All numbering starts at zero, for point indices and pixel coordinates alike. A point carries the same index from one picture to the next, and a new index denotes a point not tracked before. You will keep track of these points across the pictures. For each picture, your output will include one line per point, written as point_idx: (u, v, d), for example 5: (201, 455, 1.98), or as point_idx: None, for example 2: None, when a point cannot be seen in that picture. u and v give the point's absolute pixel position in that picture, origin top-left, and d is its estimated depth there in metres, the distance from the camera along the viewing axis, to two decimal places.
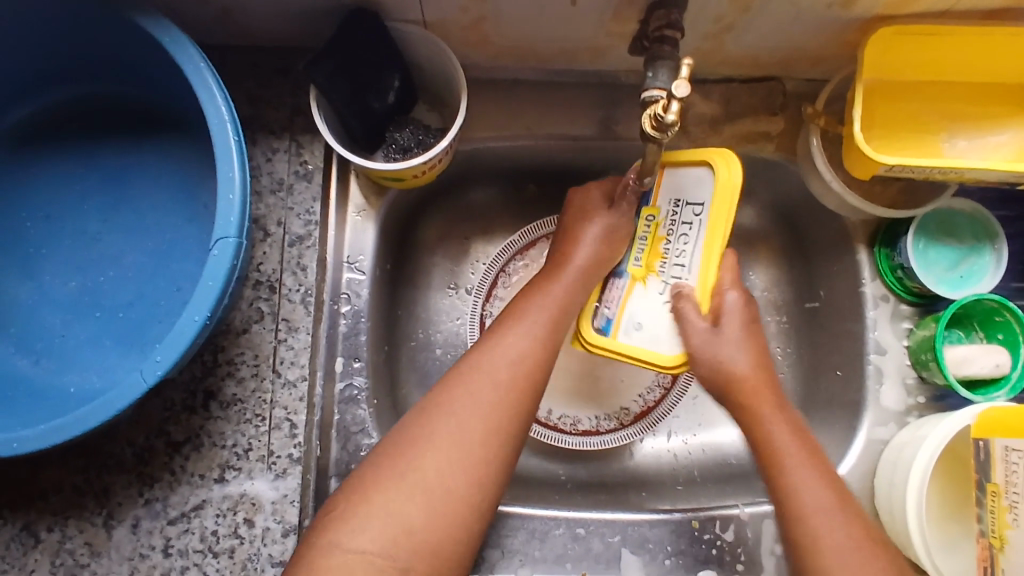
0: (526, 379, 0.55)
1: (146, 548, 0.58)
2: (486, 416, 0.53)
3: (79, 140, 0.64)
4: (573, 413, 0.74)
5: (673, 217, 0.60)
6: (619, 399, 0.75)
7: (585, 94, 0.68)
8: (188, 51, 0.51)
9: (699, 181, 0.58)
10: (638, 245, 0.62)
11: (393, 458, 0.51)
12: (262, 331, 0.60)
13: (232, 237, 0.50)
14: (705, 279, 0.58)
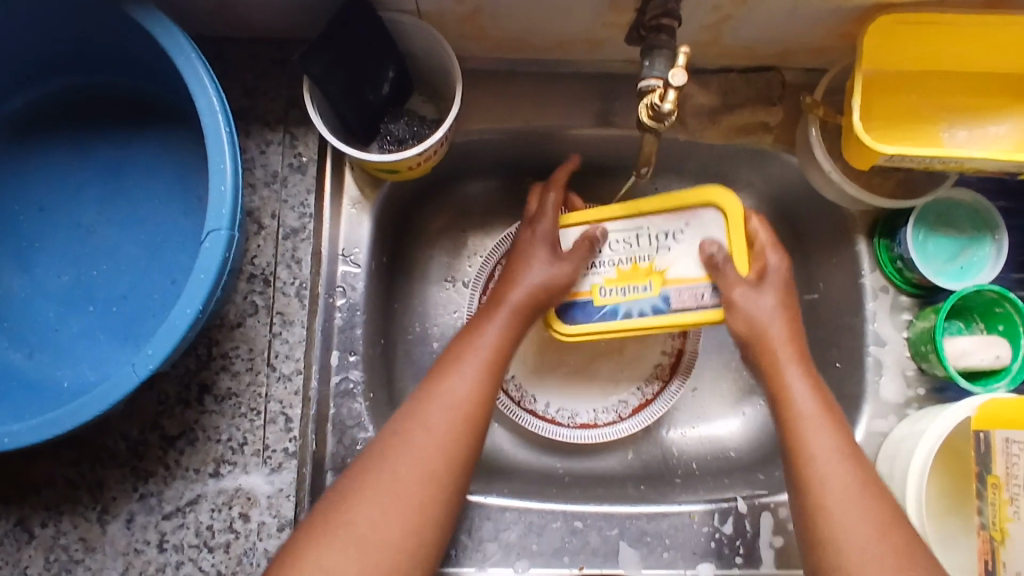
0: (464, 423, 0.55)
1: (140, 543, 0.58)
2: (422, 464, 0.53)
3: (72, 131, 0.64)
4: (571, 407, 0.74)
5: (601, 266, 0.64)
6: (617, 392, 0.74)
7: (583, 85, 0.68)
8: (179, 42, 0.51)
9: (576, 229, 0.65)
10: (630, 294, 0.63)
11: (331, 515, 0.51)
12: (256, 325, 0.60)
13: (225, 229, 0.50)
14: (703, 211, 0.62)
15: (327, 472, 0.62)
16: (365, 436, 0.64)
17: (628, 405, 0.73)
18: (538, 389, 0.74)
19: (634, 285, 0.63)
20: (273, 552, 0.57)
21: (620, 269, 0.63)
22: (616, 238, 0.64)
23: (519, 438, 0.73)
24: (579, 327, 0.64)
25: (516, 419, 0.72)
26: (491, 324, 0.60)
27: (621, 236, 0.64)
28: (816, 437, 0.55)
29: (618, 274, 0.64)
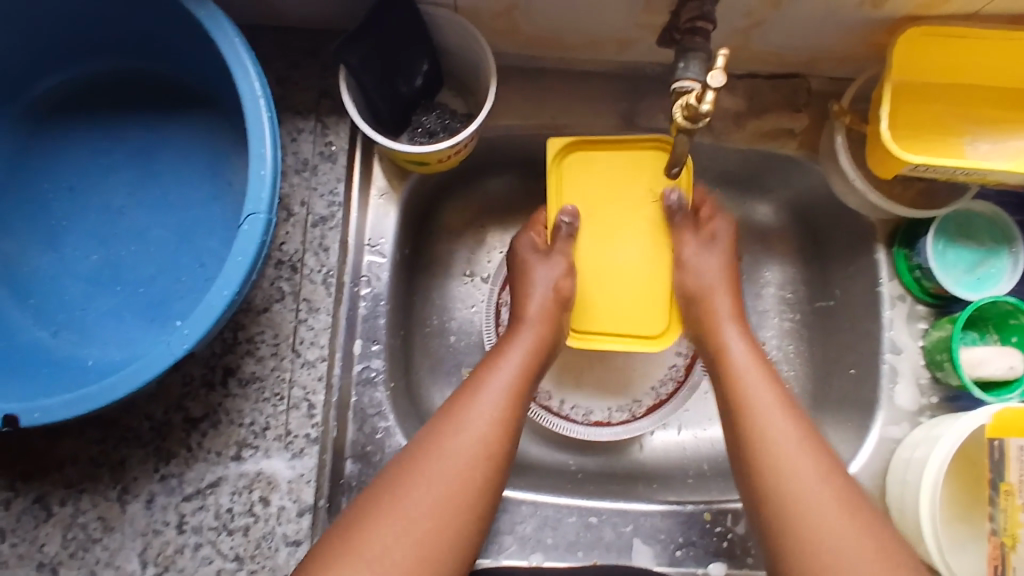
0: (504, 426, 0.57)
1: (160, 523, 0.58)
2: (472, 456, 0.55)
3: (103, 113, 0.64)
4: (585, 405, 0.75)
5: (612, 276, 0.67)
6: (631, 392, 0.76)
7: (610, 87, 0.68)
8: (221, 25, 0.51)
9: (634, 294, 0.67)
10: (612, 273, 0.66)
11: (417, 459, 0.55)
12: (283, 311, 0.60)
13: (263, 214, 0.50)
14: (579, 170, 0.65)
15: (347, 461, 0.63)
16: (384, 426, 0.64)
17: (641, 405, 0.75)
18: (552, 385, 0.75)
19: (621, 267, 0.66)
20: (292, 537, 0.58)
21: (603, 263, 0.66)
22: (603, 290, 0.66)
23: (534, 435, 0.74)
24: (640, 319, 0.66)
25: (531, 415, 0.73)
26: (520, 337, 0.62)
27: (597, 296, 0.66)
28: (770, 408, 0.57)
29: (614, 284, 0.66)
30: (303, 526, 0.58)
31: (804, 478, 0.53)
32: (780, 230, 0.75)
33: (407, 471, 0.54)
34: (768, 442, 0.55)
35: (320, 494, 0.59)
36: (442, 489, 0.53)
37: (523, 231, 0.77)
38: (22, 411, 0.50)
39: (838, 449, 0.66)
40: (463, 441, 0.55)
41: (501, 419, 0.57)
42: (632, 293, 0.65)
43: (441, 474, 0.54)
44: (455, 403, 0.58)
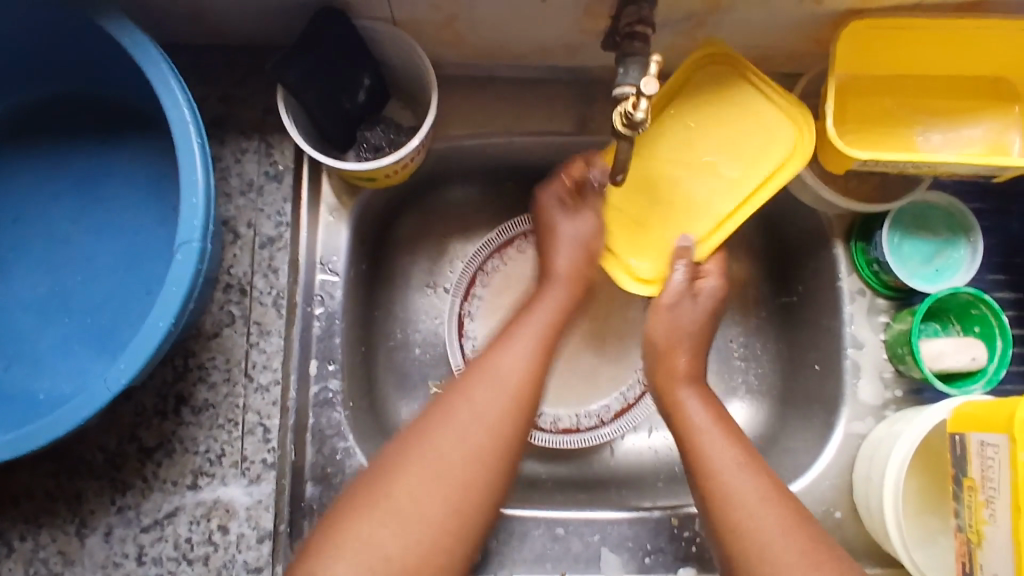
0: (515, 403, 0.55)
1: (120, 556, 0.57)
2: (486, 432, 0.53)
3: (45, 142, 0.63)
4: (553, 412, 0.74)
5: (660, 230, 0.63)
6: (600, 397, 0.75)
7: (561, 92, 0.68)
8: (148, 51, 0.50)
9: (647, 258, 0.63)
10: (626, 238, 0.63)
11: (408, 445, 0.53)
12: (233, 335, 0.59)
13: (197, 241, 0.49)
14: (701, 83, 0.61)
15: (307, 483, 0.62)
16: (345, 446, 0.63)
17: (609, 410, 0.74)
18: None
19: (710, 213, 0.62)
20: (253, 564, 0.57)
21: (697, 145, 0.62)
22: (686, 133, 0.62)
23: None
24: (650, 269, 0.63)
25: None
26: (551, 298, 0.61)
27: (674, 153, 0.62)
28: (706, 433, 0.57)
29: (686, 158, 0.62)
30: (263, 552, 0.57)
31: (763, 511, 0.52)
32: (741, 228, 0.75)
33: (416, 441, 0.53)
34: (722, 485, 0.54)
35: (280, 519, 0.59)
36: (448, 471, 0.51)
37: (482, 239, 0.76)
38: None
39: (805, 446, 0.66)
40: (469, 430, 0.53)
41: (524, 388, 0.55)
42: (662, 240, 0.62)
43: (448, 459, 0.52)
44: (457, 383, 0.56)
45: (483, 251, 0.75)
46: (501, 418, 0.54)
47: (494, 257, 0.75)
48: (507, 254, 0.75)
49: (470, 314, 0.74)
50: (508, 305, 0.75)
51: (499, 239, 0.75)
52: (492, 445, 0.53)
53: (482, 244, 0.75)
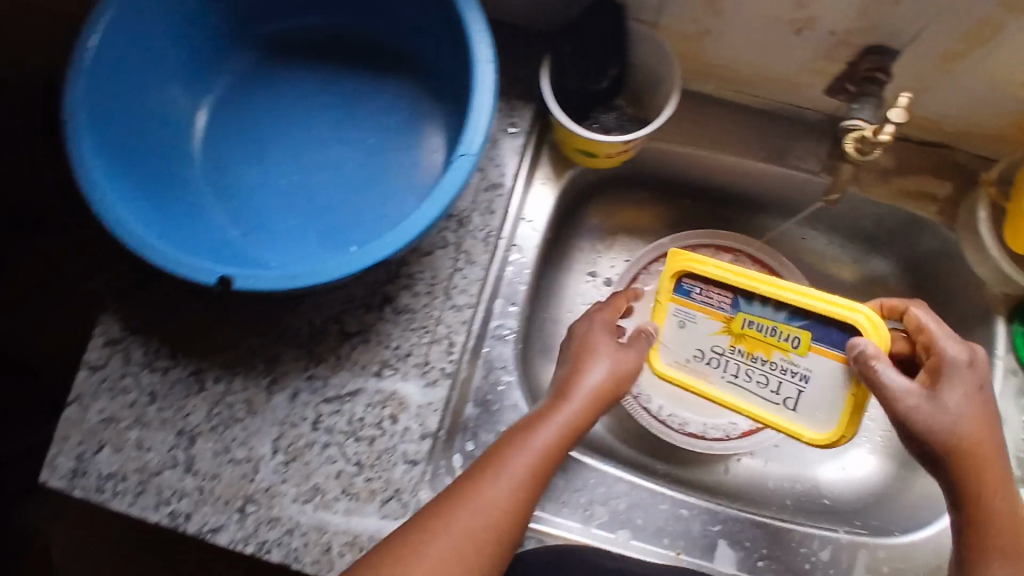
0: (518, 503, 0.56)
1: (298, 418, 0.64)
2: (498, 510, 0.55)
3: (318, 57, 0.71)
4: (681, 415, 0.78)
5: (778, 365, 0.65)
6: (728, 414, 0.78)
7: (770, 126, 0.73)
8: None
9: (826, 386, 0.65)
10: (769, 395, 0.66)
11: (449, 502, 0.55)
12: (444, 257, 0.67)
13: (472, 155, 0.55)
14: (670, 317, 0.68)
15: (468, 404, 0.68)
16: (508, 380, 0.69)
17: (736, 428, 0.77)
18: (654, 390, 0.79)
19: (776, 341, 0.65)
20: (411, 456, 0.63)
21: (719, 332, 0.67)
22: (723, 372, 0.68)
23: (625, 433, 0.78)
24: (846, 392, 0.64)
25: (634, 414, 0.78)
26: (543, 430, 0.59)
27: (727, 367, 0.68)
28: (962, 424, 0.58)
29: (747, 351, 0.66)
30: (423, 449, 0.63)
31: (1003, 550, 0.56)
32: (896, 290, 0.80)
33: (448, 507, 0.54)
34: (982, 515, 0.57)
35: (443, 425, 0.65)
36: (472, 526, 0.54)
37: (652, 243, 0.81)
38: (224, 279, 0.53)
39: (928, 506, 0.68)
40: (498, 499, 0.55)
41: (538, 466, 0.58)
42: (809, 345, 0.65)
43: (479, 513, 0.54)
44: (492, 454, 0.58)
45: (647, 253, 0.81)
46: (535, 470, 0.58)
47: (660, 261, 0.81)
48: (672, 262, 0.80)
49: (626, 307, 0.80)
50: None
51: (669, 245, 0.80)
52: (497, 521, 0.55)
53: (652, 246, 0.81)
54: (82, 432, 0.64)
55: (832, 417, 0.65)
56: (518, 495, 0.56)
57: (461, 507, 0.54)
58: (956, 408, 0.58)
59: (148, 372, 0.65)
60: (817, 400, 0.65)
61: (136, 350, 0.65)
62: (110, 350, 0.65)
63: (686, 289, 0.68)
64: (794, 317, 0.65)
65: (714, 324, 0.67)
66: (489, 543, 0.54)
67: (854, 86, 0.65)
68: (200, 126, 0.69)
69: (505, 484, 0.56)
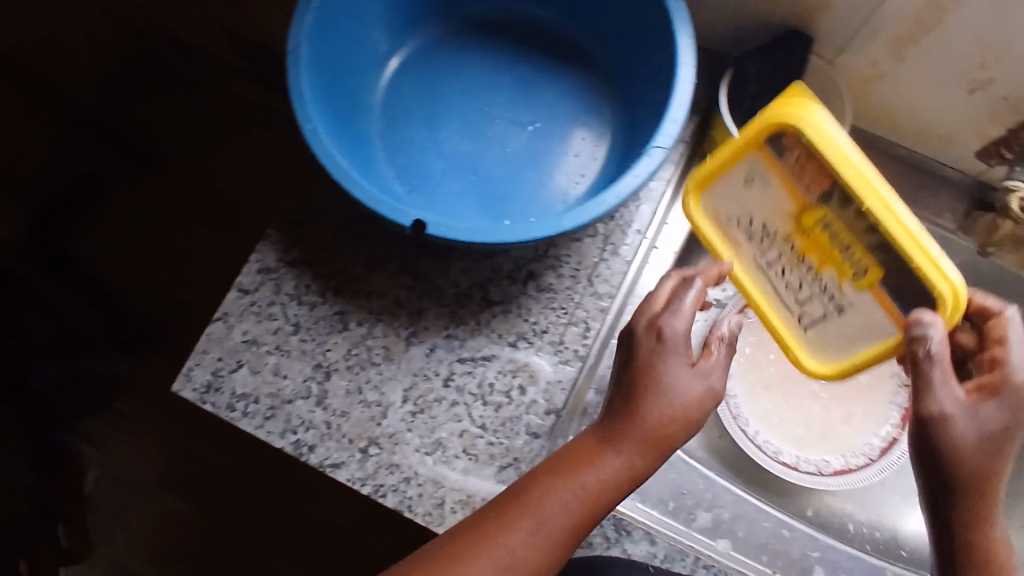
0: (550, 554, 0.50)
1: (430, 372, 0.66)
2: (529, 564, 0.50)
3: (503, 43, 0.75)
4: (776, 444, 0.79)
5: (816, 285, 0.57)
6: (822, 450, 0.79)
7: (914, 179, 0.76)
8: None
9: (834, 334, 0.58)
10: (777, 281, 0.60)
11: (469, 543, 0.50)
12: (591, 246, 0.70)
13: (666, 148, 0.58)
14: (741, 166, 0.57)
15: (591, 390, 0.69)
16: None
17: (829, 465, 0.78)
18: (752, 415, 0.80)
19: (837, 257, 0.54)
20: (534, 429, 0.65)
21: (780, 210, 0.56)
22: (763, 257, 0.60)
23: (718, 452, 0.79)
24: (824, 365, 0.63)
25: (732, 433, 0.79)
26: (592, 473, 0.52)
27: (765, 251, 0.59)
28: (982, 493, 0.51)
29: (814, 266, 0.56)
30: (548, 423, 0.65)
31: None
32: None
33: (474, 554, 0.50)
34: None
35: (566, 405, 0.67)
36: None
37: None
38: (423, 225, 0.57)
39: None
40: (528, 553, 0.50)
41: (580, 514, 0.51)
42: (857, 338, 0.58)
43: (503, 563, 0.49)
44: (523, 487, 0.52)
45: None
46: (568, 515, 0.51)
47: None
48: None
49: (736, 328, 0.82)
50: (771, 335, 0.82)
51: None
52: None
53: None
54: (222, 349, 0.67)
55: None
56: (548, 549, 0.50)
57: (483, 556, 0.49)
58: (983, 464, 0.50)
59: (296, 304, 0.68)
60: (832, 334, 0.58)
61: (288, 281, 0.68)
62: (262, 278, 0.68)
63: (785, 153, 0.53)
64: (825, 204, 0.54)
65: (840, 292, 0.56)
66: None
67: (1012, 151, 0.68)
68: (386, 79, 0.73)
69: (533, 534, 0.50)
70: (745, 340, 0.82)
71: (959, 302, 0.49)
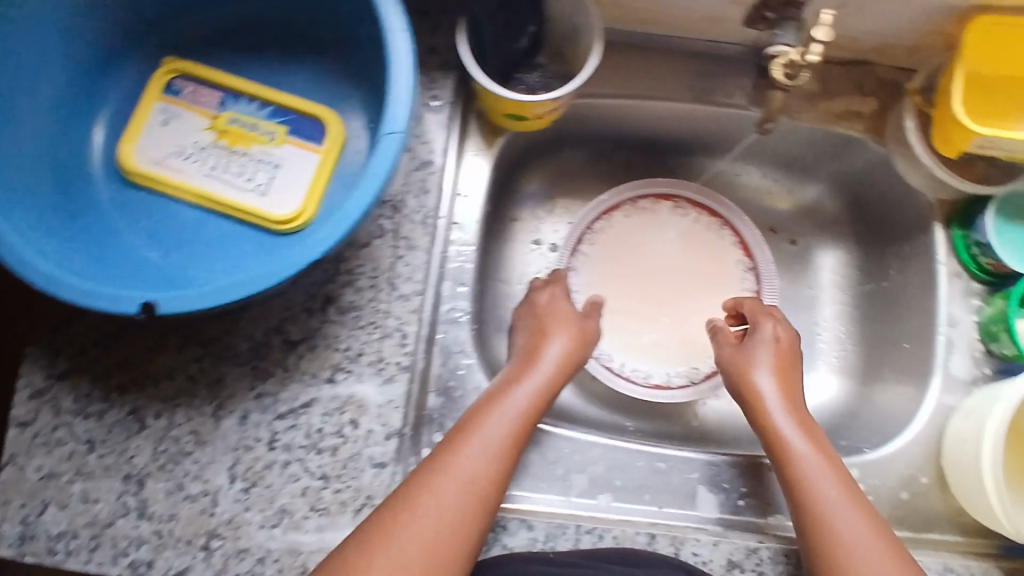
0: (490, 475, 0.56)
1: (252, 440, 0.61)
2: (463, 475, 0.55)
3: (222, 53, 0.66)
4: (644, 368, 0.78)
5: (257, 158, 0.62)
6: (691, 359, 0.78)
7: (695, 66, 0.72)
8: None
9: (296, 171, 0.62)
10: (254, 160, 0.62)
11: (412, 488, 0.54)
12: (383, 247, 0.63)
13: (398, 132, 0.51)
14: (154, 113, 0.63)
15: (430, 394, 0.65)
16: (467, 363, 0.66)
17: (700, 371, 0.77)
18: (614, 349, 0.78)
19: (256, 134, 0.63)
20: (378, 459, 0.61)
21: (204, 128, 0.63)
22: (201, 168, 0.62)
23: (596, 400, 0.77)
24: (314, 169, 0.61)
25: (598, 374, 0.76)
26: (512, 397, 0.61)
27: (206, 163, 0.62)
28: (814, 462, 0.59)
29: (228, 145, 0.62)
30: (389, 449, 0.61)
31: (868, 539, 0.55)
32: (836, 217, 0.81)
33: (410, 498, 0.54)
34: (838, 541, 0.55)
35: (407, 421, 0.62)
36: (444, 500, 0.54)
37: (592, 200, 0.80)
38: (161, 299, 0.50)
39: (894, 421, 0.70)
40: (468, 466, 0.56)
41: (500, 453, 0.57)
42: (306, 179, 0.61)
43: (454, 485, 0.54)
44: (459, 429, 0.59)
45: (590, 211, 0.79)
46: (483, 473, 0.56)
47: (603, 218, 0.80)
48: (614, 217, 0.80)
49: (576, 270, 0.79)
50: (611, 263, 0.80)
51: (608, 201, 0.80)
52: (472, 496, 0.55)
53: (594, 204, 0.80)
54: (21, 495, 0.60)
55: (298, 193, 0.61)
56: (480, 498, 0.55)
57: (413, 511, 0.53)
58: (797, 444, 0.61)
59: (82, 419, 0.61)
60: (284, 189, 0.61)
61: (66, 398, 0.61)
62: (36, 403, 0.61)
63: (179, 87, 0.64)
64: (273, 113, 0.63)
65: (298, 155, 0.62)
66: (455, 512, 0.53)
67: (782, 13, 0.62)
68: (98, 139, 0.64)
69: (461, 485, 0.55)
70: (588, 278, 0.79)
71: (319, 114, 0.63)
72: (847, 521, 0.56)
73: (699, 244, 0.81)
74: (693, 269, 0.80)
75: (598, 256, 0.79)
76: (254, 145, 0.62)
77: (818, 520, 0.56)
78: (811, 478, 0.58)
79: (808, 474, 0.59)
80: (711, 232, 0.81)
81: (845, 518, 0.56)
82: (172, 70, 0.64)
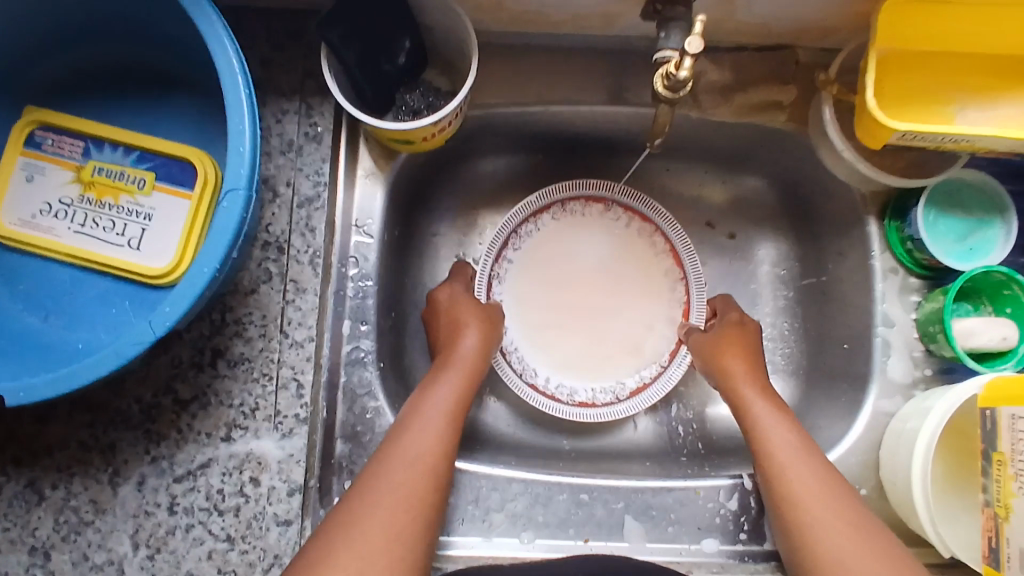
0: (439, 451, 0.56)
1: (151, 505, 0.58)
2: (413, 451, 0.55)
3: (84, 98, 0.62)
4: (569, 385, 0.73)
5: (127, 210, 0.58)
6: (617, 373, 0.73)
7: (600, 65, 0.67)
8: (205, 11, 0.50)
9: (168, 220, 0.57)
10: (125, 212, 0.58)
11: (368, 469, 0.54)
12: (270, 292, 0.60)
13: (242, 189, 0.50)
14: (16, 168, 0.59)
15: (337, 441, 0.63)
16: (375, 406, 0.65)
17: (626, 388, 0.73)
18: (539, 364, 0.73)
19: (124, 184, 0.59)
20: (282, 517, 0.58)
21: (70, 182, 0.59)
22: (70, 224, 0.58)
23: (528, 424, 0.73)
24: (186, 218, 0.57)
25: (518, 391, 0.71)
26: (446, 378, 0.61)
27: (74, 219, 0.58)
28: (771, 423, 0.59)
29: (96, 198, 0.59)
30: (293, 506, 0.58)
31: (823, 495, 0.55)
32: (774, 208, 0.76)
33: (369, 479, 0.53)
34: (798, 497, 0.55)
35: (310, 474, 0.60)
36: (398, 477, 0.53)
37: (520, 202, 0.73)
38: (7, 389, 0.49)
39: (832, 426, 0.67)
40: (419, 443, 0.56)
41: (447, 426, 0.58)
42: (180, 228, 0.57)
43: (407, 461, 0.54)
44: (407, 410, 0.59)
45: (517, 216, 0.73)
46: (431, 464, 0.55)
47: (529, 223, 0.74)
48: (542, 220, 0.74)
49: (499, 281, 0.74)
50: (538, 272, 0.75)
51: (536, 204, 0.73)
52: (426, 469, 0.55)
53: (521, 207, 0.73)
54: None
55: (172, 245, 0.57)
56: (433, 468, 0.55)
57: (373, 485, 0.53)
58: (757, 406, 0.61)
59: None
60: (156, 242, 0.57)
61: None
62: None
63: (40, 138, 0.60)
64: (142, 159, 0.60)
65: (169, 202, 0.58)
66: (412, 491, 0.53)
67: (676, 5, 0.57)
68: None
69: (406, 465, 0.54)
70: (514, 290, 0.74)
71: (190, 155, 0.59)
72: (803, 477, 0.56)
73: (630, 250, 0.75)
74: (625, 275, 0.75)
75: (522, 267, 0.74)
76: (122, 196, 0.58)
77: (778, 485, 0.56)
78: (767, 441, 0.59)
79: (766, 438, 0.59)
80: (643, 240, 0.75)
81: (800, 473, 0.56)
82: (33, 119, 0.60)
